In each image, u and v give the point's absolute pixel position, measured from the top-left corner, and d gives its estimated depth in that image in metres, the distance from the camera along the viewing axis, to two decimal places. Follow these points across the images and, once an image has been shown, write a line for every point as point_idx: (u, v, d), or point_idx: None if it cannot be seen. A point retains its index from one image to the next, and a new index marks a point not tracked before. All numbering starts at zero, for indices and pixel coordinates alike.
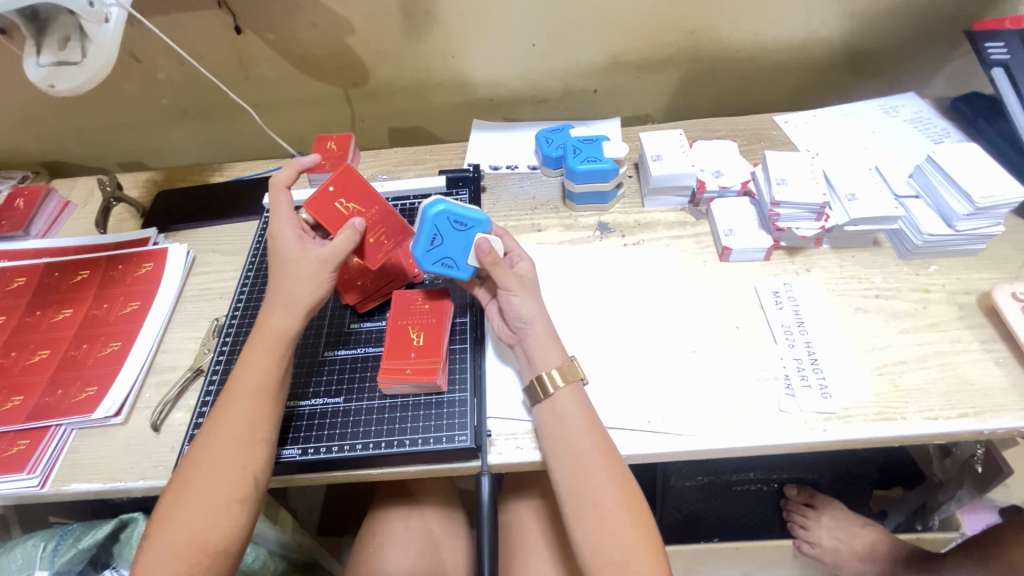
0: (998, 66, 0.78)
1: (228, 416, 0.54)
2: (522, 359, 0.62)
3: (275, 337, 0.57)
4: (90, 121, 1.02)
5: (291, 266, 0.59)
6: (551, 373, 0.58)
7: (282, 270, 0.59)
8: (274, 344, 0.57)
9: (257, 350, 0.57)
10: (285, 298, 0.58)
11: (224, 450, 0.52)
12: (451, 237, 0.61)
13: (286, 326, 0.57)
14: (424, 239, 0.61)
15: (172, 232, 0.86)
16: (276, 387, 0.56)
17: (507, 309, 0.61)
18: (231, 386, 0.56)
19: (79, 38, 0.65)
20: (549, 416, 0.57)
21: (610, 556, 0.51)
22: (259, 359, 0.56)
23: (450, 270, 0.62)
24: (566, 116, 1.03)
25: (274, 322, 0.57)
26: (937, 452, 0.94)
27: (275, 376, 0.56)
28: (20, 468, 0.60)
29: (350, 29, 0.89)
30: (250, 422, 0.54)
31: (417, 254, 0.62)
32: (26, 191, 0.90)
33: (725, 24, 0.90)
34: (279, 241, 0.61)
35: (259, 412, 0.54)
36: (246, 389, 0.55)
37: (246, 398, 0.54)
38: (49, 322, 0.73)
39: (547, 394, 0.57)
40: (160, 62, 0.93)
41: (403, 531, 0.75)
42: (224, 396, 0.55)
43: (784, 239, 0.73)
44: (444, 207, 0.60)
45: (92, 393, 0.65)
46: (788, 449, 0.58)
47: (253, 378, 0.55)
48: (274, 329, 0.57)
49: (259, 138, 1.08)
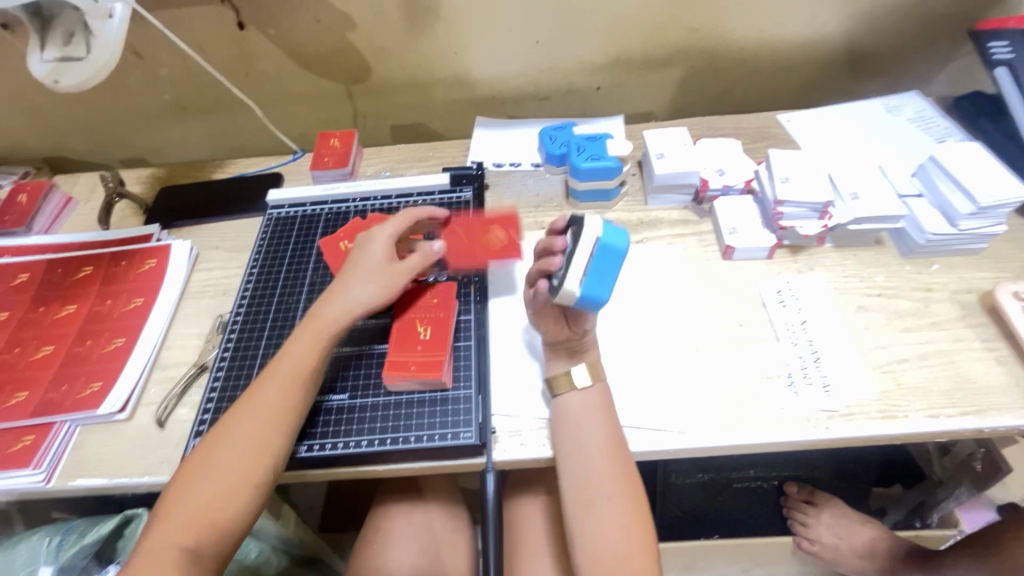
0: (1000, 65, 0.78)
1: (259, 398, 0.55)
2: (555, 348, 0.62)
3: (324, 329, 0.60)
4: (92, 117, 1.02)
5: (368, 270, 0.63)
6: (581, 370, 0.59)
7: (361, 267, 0.64)
8: (322, 335, 0.59)
9: (303, 338, 0.59)
10: (342, 293, 0.62)
11: (251, 430, 0.53)
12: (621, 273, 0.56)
13: (336, 315, 0.60)
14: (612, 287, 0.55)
15: (174, 228, 0.86)
16: (312, 377, 0.57)
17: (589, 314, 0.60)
18: (268, 369, 0.58)
19: (82, 33, 0.65)
20: (574, 407, 0.57)
21: (610, 550, 0.52)
22: (302, 347, 0.58)
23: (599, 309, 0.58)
24: (569, 113, 1.03)
25: (329, 315, 0.61)
26: (937, 450, 0.96)
27: (315, 366, 0.58)
28: (25, 463, 0.60)
29: (353, 25, 0.89)
30: (281, 408, 0.55)
31: (605, 296, 0.55)
32: (28, 187, 0.89)
33: (727, 21, 0.90)
34: (369, 246, 0.66)
35: (294, 400, 0.56)
36: (284, 375, 0.56)
37: (281, 383, 0.56)
38: (52, 318, 0.73)
39: (580, 384, 0.58)
40: (162, 57, 0.93)
41: (407, 527, 0.75)
42: (259, 378, 0.57)
43: (786, 237, 0.73)
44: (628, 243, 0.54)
45: (97, 389, 0.66)
46: (791, 446, 0.59)
47: (291, 363, 0.57)
48: (328, 320, 0.60)
49: (262, 135, 1.08)
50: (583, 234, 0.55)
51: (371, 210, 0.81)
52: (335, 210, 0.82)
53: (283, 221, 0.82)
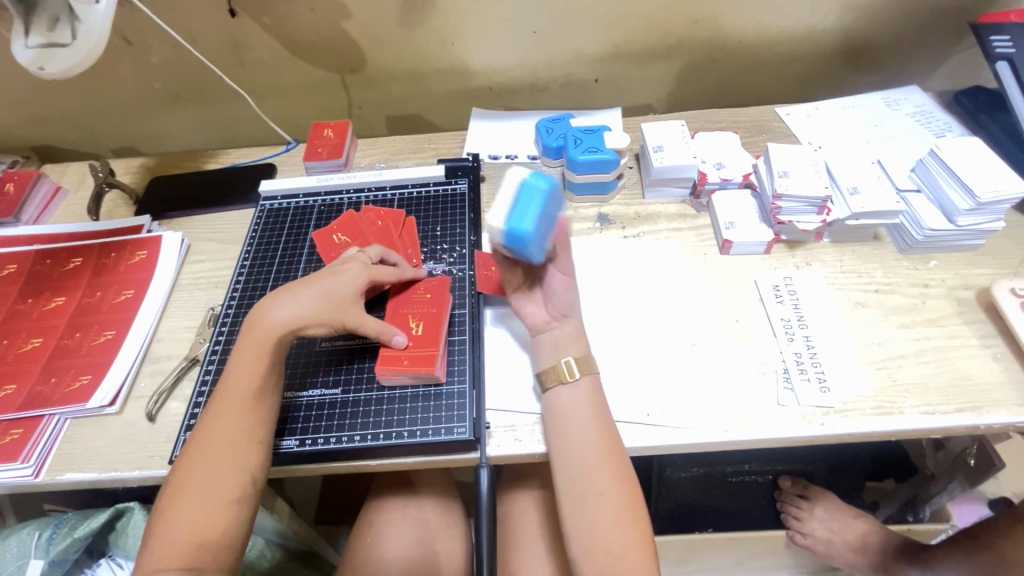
0: (1003, 59, 0.77)
1: (217, 421, 0.53)
2: (543, 341, 0.61)
3: (263, 342, 0.55)
4: (81, 105, 1.00)
5: (324, 295, 0.58)
6: (570, 362, 0.58)
7: (320, 284, 0.59)
8: (265, 347, 0.55)
9: (244, 353, 0.55)
10: (284, 305, 0.56)
11: (217, 450, 0.51)
12: (550, 216, 0.56)
13: (271, 329, 0.55)
14: (533, 219, 0.54)
15: (166, 219, 0.85)
16: (267, 390, 0.55)
17: (550, 287, 0.62)
18: (220, 387, 0.55)
19: (68, 18, 0.63)
20: (564, 400, 0.57)
21: (605, 546, 0.51)
22: (247, 362, 0.55)
23: (539, 255, 0.57)
24: (566, 105, 1.02)
25: (264, 326, 0.56)
26: (930, 445, 0.97)
27: (264, 380, 0.55)
28: (14, 456, 0.59)
29: (347, 13, 0.87)
30: (242, 424, 0.53)
31: (529, 233, 0.54)
32: (16, 176, 0.88)
33: (727, 12, 0.89)
34: (338, 273, 0.60)
35: (251, 414, 0.53)
36: (234, 393, 0.54)
37: (234, 403, 0.53)
38: (41, 310, 0.72)
39: (570, 377, 0.57)
40: (153, 45, 0.91)
41: (401, 521, 0.75)
42: (212, 401, 0.54)
43: (785, 232, 0.73)
44: (550, 182, 0.55)
45: (86, 381, 0.65)
46: (786, 442, 0.58)
47: (240, 381, 0.54)
48: (262, 333, 0.55)
49: (255, 124, 1.06)
50: (504, 178, 0.56)
51: (365, 201, 0.80)
52: (329, 202, 0.81)
53: (275, 212, 0.81)
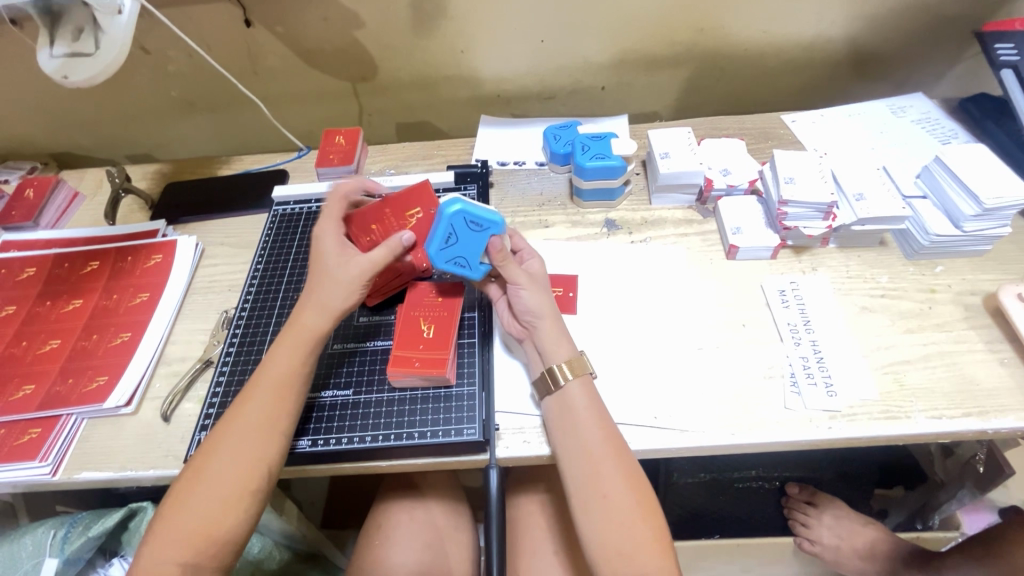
0: (1007, 67, 0.78)
1: (249, 409, 0.54)
2: (531, 352, 0.62)
3: (300, 333, 0.57)
4: (99, 112, 1.02)
5: (330, 270, 0.59)
6: (561, 367, 0.58)
7: (321, 271, 0.60)
8: (305, 343, 0.57)
9: (283, 347, 0.57)
10: (319, 294, 0.59)
11: (240, 440, 0.53)
12: (466, 239, 0.61)
13: (308, 324, 0.58)
14: (439, 238, 0.61)
15: (180, 225, 0.86)
16: (301, 382, 0.56)
17: (517, 306, 0.62)
18: (255, 377, 0.56)
19: (92, 29, 0.65)
20: (560, 409, 0.57)
21: (617, 547, 0.51)
22: (285, 354, 0.56)
23: (463, 269, 0.62)
24: (573, 112, 1.03)
25: (306, 321, 0.58)
26: (939, 451, 0.94)
27: (297, 373, 0.56)
28: (32, 456, 0.61)
29: (360, 23, 0.89)
30: (268, 415, 0.54)
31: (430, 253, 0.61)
32: (35, 181, 0.90)
33: (734, 21, 0.90)
34: (322, 249, 0.62)
35: (280, 405, 0.54)
36: (270, 382, 0.55)
37: (269, 391, 0.55)
38: (60, 312, 0.74)
39: (560, 382, 0.58)
40: (170, 54, 0.93)
41: (409, 523, 0.75)
42: (247, 388, 0.56)
43: (790, 238, 0.73)
44: (460, 207, 0.60)
45: (102, 382, 0.66)
46: (793, 447, 0.59)
47: (276, 371, 0.56)
48: (304, 327, 0.58)
49: (267, 131, 1.08)
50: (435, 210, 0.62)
51: None
52: None
53: (288, 218, 0.82)
